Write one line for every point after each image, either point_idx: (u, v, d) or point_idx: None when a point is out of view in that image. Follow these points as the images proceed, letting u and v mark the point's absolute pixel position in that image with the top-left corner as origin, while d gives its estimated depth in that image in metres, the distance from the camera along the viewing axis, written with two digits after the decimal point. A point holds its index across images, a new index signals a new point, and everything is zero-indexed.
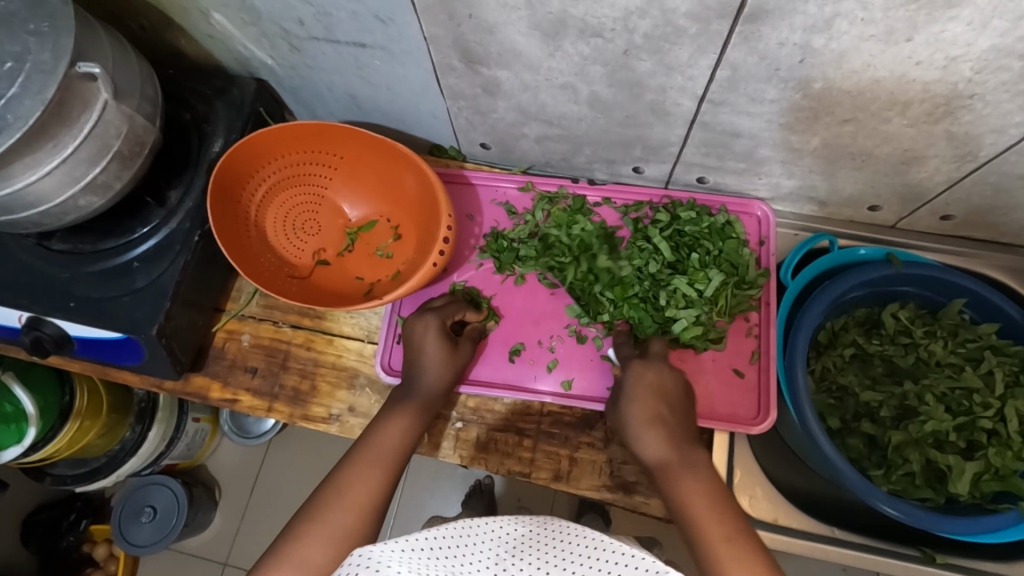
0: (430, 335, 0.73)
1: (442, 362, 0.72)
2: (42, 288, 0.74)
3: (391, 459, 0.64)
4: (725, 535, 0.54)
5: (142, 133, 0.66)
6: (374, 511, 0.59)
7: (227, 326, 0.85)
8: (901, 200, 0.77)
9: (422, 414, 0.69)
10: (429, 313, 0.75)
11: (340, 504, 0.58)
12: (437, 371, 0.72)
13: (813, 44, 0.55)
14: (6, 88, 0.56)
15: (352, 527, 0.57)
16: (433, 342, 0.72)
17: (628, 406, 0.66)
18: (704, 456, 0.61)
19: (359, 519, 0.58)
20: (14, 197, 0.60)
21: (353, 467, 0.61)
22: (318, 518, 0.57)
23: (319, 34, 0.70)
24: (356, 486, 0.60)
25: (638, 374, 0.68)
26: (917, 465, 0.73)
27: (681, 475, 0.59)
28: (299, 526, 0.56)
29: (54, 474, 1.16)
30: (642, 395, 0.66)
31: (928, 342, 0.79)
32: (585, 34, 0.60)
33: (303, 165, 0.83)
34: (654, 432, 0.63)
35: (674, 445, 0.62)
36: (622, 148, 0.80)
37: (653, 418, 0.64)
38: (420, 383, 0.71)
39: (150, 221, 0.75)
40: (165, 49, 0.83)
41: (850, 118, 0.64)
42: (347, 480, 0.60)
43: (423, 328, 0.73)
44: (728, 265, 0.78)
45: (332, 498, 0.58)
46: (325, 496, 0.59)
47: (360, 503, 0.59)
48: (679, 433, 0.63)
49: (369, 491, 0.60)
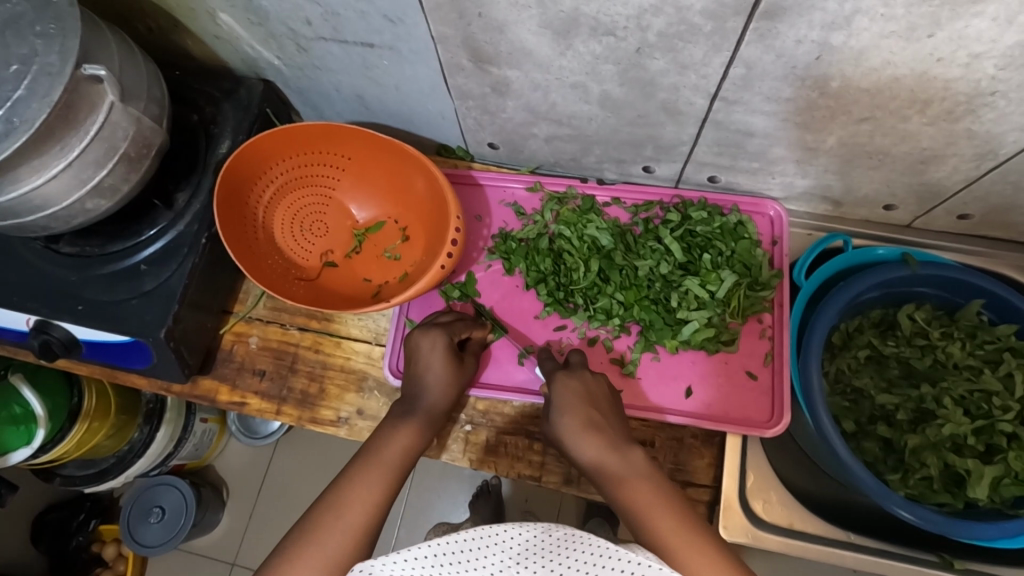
0: (438, 350, 0.72)
1: (447, 379, 0.72)
2: (50, 291, 0.73)
3: (388, 486, 0.61)
4: (681, 535, 0.51)
5: (149, 134, 0.65)
6: (370, 535, 0.58)
7: (235, 328, 0.85)
8: (918, 199, 0.76)
9: (425, 430, 0.69)
10: (435, 327, 0.74)
11: (337, 528, 0.56)
12: (442, 386, 0.71)
13: (832, 41, 0.54)
14: (13, 90, 0.55)
15: (348, 553, 0.55)
16: (439, 357, 0.72)
17: (558, 417, 0.64)
18: (639, 454, 0.59)
19: (355, 546, 0.56)
20: (21, 200, 0.60)
21: (349, 488, 0.60)
22: (313, 544, 0.55)
23: (326, 34, 0.69)
24: (353, 509, 0.58)
25: (562, 386, 0.66)
26: (935, 469, 0.72)
27: (625, 477, 0.57)
28: (294, 551, 0.55)
29: (62, 475, 1.16)
30: (567, 405, 0.64)
31: (946, 343, 0.77)
32: (597, 32, 0.59)
33: (309, 166, 0.82)
34: (589, 438, 0.61)
35: (609, 448, 0.60)
36: (632, 148, 0.79)
37: (582, 426, 0.62)
38: (425, 397, 0.70)
39: (158, 223, 0.75)
40: (171, 50, 0.83)
41: (867, 116, 0.63)
42: (343, 504, 0.58)
43: (428, 344, 0.72)
44: (741, 265, 0.78)
45: (327, 524, 0.57)
46: (320, 520, 0.57)
47: (357, 529, 0.57)
48: (614, 436, 0.61)
49: (365, 515, 0.58)
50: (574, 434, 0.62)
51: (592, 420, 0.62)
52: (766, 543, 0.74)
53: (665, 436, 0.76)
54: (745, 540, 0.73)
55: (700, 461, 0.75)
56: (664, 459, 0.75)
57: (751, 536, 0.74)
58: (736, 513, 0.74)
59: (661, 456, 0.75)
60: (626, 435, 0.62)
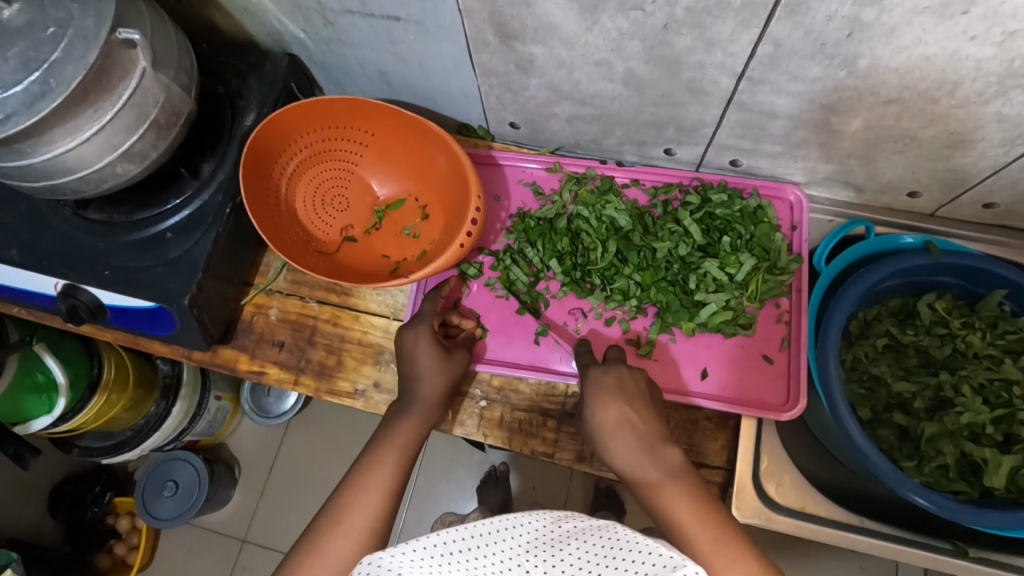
0: (421, 344, 0.72)
1: (437, 369, 0.71)
2: (79, 256, 0.75)
3: (388, 485, 0.62)
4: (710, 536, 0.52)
5: (178, 102, 0.66)
6: (375, 536, 0.59)
7: (255, 300, 0.86)
8: (943, 186, 0.75)
9: (422, 417, 0.69)
10: (420, 321, 0.74)
11: (337, 534, 0.58)
12: (433, 379, 0.71)
13: (863, 17, 0.54)
14: (50, 53, 0.56)
15: (352, 557, 0.57)
16: (426, 351, 0.72)
17: (594, 414, 0.64)
18: (678, 458, 0.59)
19: (358, 548, 0.57)
20: (54, 161, 0.61)
21: (347, 494, 0.61)
22: (314, 553, 0.56)
23: (353, 8, 0.70)
24: (351, 513, 0.59)
25: (595, 382, 0.66)
26: (952, 457, 0.72)
27: (668, 486, 0.56)
28: (299, 557, 0.56)
29: (81, 446, 1.19)
30: (604, 399, 0.64)
31: (965, 332, 0.77)
32: (625, 7, 0.59)
33: (332, 141, 0.83)
34: (624, 437, 0.61)
35: (644, 450, 0.59)
36: (654, 129, 0.79)
37: (619, 424, 0.62)
38: (417, 393, 0.70)
39: (184, 193, 0.76)
40: (200, 23, 0.84)
41: (895, 98, 0.63)
42: (342, 508, 0.60)
43: (414, 338, 0.73)
44: (759, 249, 0.77)
45: (328, 530, 0.58)
46: (320, 528, 0.58)
47: (358, 530, 0.58)
48: (649, 437, 0.61)
49: (365, 517, 0.59)
50: (612, 431, 0.62)
51: (627, 415, 0.62)
52: (778, 526, 0.74)
53: (680, 418, 0.76)
54: (758, 522, 0.73)
55: (713, 442, 0.75)
56: (677, 440, 0.75)
57: (764, 517, 0.73)
58: (749, 494, 0.74)
59: (675, 437, 0.75)
60: (665, 434, 0.61)
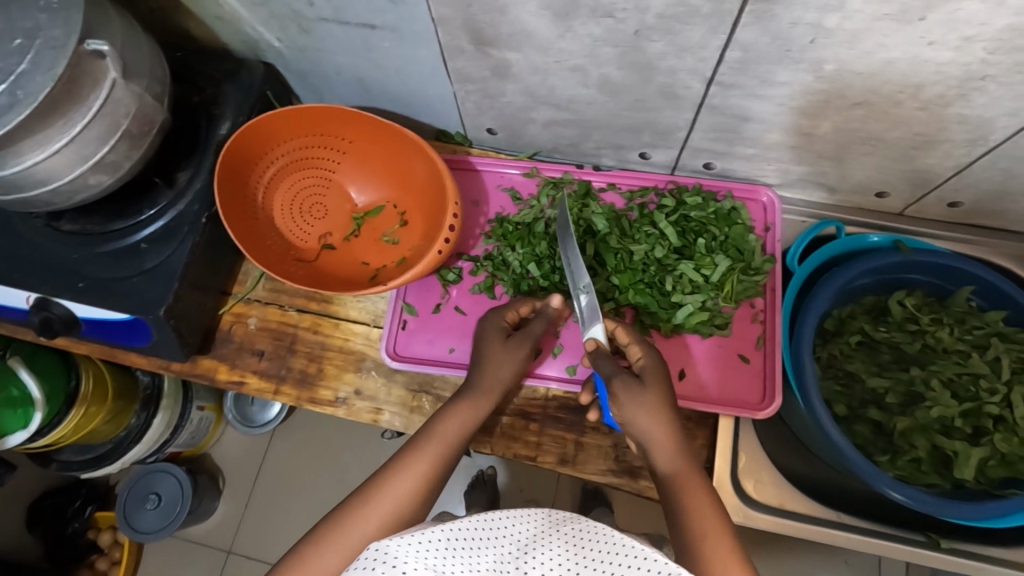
0: (492, 334, 0.73)
1: (508, 360, 0.72)
2: (52, 269, 0.74)
3: (439, 463, 0.63)
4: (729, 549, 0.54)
5: (151, 112, 0.66)
6: (417, 509, 0.60)
7: (234, 309, 0.85)
8: (911, 186, 0.77)
9: (483, 403, 0.69)
10: (496, 313, 0.75)
11: (387, 493, 0.59)
12: (501, 369, 0.71)
13: (826, 23, 0.55)
14: (18, 64, 0.56)
15: (392, 520, 0.58)
16: (494, 338, 0.73)
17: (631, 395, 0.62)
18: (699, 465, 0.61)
19: (400, 513, 0.59)
20: (24, 173, 0.60)
21: (404, 459, 0.62)
22: (363, 504, 0.58)
23: (327, 15, 0.70)
24: (400, 479, 0.60)
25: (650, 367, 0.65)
26: (923, 451, 0.74)
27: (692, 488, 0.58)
28: (350, 503, 0.59)
29: (59, 460, 1.16)
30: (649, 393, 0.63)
31: (935, 328, 0.79)
32: (596, 14, 0.60)
33: (311, 149, 0.83)
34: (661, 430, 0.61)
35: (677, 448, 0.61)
36: (630, 133, 0.80)
37: (657, 416, 0.62)
38: (483, 380, 0.71)
39: (159, 202, 0.75)
40: (174, 32, 0.83)
41: (861, 100, 0.64)
42: (395, 471, 0.61)
43: (489, 327, 0.73)
44: (735, 250, 0.78)
45: (380, 487, 0.60)
46: (374, 483, 0.60)
47: (403, 496, 0.59)
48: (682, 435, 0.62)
49: (411, 485, 0.60)
50: (648, 423, 0.61)
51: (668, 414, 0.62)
52: (757, 522, 0.75)
53: None
54: (737, 519, 0.74)
55: (693, 442, 0.76)
56: None
57: (743, 515, 0.75)
58: (728, 493, 0.75)
59: None
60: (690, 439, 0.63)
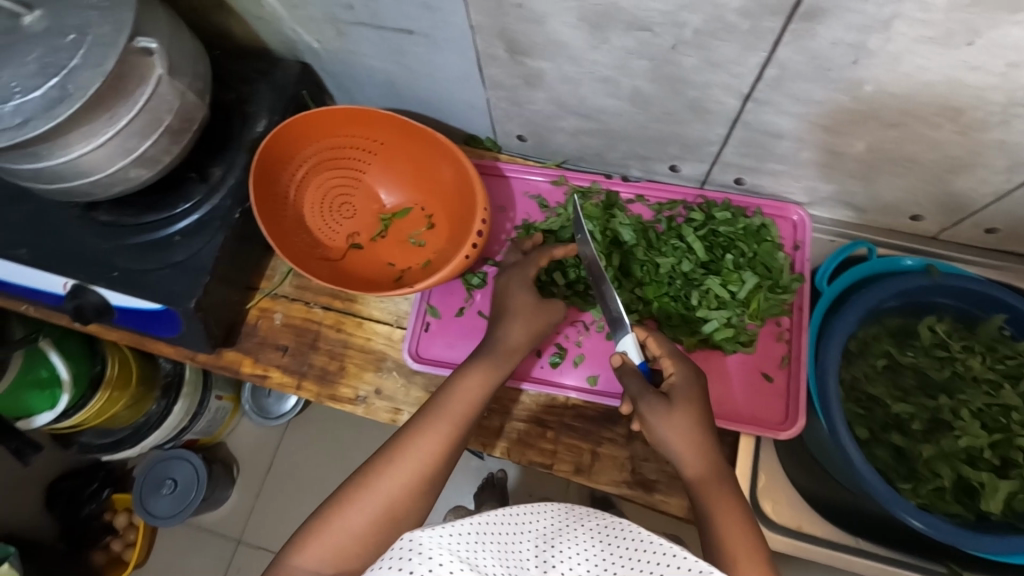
0: (515, 284, 0.73)
1: (528, 317, 0.71)
2: (87, 257, 0.76)
3: (459, 422, 0.63)
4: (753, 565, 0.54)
5: (192, 109, 0.68)
6: (437, 470, 0.60)
7: (260, 304, 0.87)
8: (944, 209, 0.75)
9: (505, 363, 0.69)
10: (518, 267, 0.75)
11: (411, 452, 0.60)
12: (520, 327, 0.71)
13: (868, 44, 0.54)
14: (69, 59, 0.57)
15: (413, 479, 0.59)
16: (516, 290, 0.73)
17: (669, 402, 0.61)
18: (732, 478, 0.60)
19: (420, 473, 0.59)
20: (68, 165, 0.62)
21: (427, 417, 0.63)
22: (387, 461, 0.59)
23: (365, 19, 0.71)
24: (422, 439, 0.61)
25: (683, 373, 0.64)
26: (948, 480, 0.72)
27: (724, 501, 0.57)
28: (377, 461, 0.60)
29: (80, 443, 1.21)
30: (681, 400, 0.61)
31: (966, 356, 0.77)
32: (632, 27, 0.60)
33: (342, 149, 0.84)
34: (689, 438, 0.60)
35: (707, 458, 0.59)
36: (659, 146, 0.80)
37: (688, 426, 0.60)
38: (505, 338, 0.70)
39: (193, 197, 0.76)
40: (214, 30, 0.85)
41: (898, 122, 0.63)
42: (420, 430, 0.62)
43: (509, 279, 0.74)
44: (762, 267, 0.78)
45: (405, 446, 0.60)
46: (399, 442, 0.61)
47: (425, 456, 0.60)
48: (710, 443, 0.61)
49: (434, 444, 0.61)
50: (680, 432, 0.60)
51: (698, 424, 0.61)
52: (773, 543, 0.75)
53: None
54: None
55: None
56: None
57: None
58: None
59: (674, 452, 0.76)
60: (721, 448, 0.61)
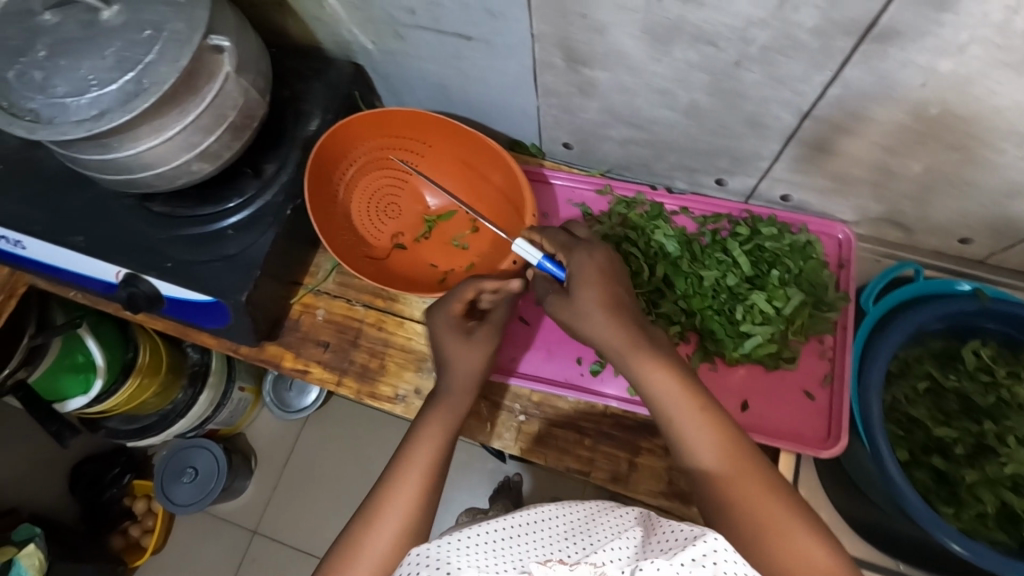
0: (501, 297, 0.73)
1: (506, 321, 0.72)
2: (141, 246, 0.77)
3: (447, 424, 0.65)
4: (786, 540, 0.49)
5: (254, 106, 0.69)
6: (437, 471, 0.62)
7: (303, 299, 0.88)
8: (994, 234, 0.75)
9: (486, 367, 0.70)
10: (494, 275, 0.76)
11: (411, 466, 0.61)
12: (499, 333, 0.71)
13: (939, 66, 0.55)
14: (146, 53, 0.59)
15: (422, 487, 0.60)
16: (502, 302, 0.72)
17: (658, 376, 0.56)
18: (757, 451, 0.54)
19: (426, 479, 0.61)
20: (136, 156, 0.63)
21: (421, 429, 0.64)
22: (392, 480, 0.60)
23: (425, 24, 0.72)
24: (418, 448, 0.63)
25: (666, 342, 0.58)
26: (991, 507, 0.71)
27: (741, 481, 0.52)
28: (384, 483, 0.61)
29: (107, 427, 1.21)
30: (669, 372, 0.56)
31: (1011, 382, 0.77)
32: (697, 41, 0.60)
33: (390, 150, 0.86)
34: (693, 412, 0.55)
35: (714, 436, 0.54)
36: (708, 159, 0.80)
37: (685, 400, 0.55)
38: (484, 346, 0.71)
39: (245, 193, 0.78)
40: (270, 29, 0.87)
41: (959, 145, 0.63)
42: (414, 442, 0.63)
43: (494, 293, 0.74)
44: (808, 284, 0.77)
45: (403, 462, 0.62)
46: (399, 462, 0.62)
47: (423, 459, 0.62)
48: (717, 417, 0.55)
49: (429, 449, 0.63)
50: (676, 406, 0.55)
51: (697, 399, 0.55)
52: None
53: None
54: None
55: None
56: None
57: None
58: None
59: None
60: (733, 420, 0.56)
